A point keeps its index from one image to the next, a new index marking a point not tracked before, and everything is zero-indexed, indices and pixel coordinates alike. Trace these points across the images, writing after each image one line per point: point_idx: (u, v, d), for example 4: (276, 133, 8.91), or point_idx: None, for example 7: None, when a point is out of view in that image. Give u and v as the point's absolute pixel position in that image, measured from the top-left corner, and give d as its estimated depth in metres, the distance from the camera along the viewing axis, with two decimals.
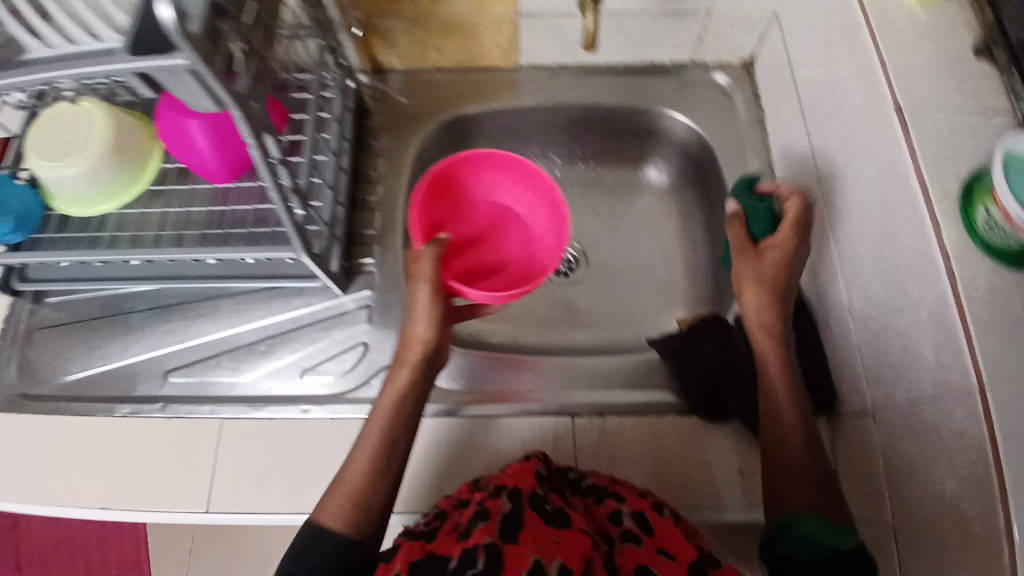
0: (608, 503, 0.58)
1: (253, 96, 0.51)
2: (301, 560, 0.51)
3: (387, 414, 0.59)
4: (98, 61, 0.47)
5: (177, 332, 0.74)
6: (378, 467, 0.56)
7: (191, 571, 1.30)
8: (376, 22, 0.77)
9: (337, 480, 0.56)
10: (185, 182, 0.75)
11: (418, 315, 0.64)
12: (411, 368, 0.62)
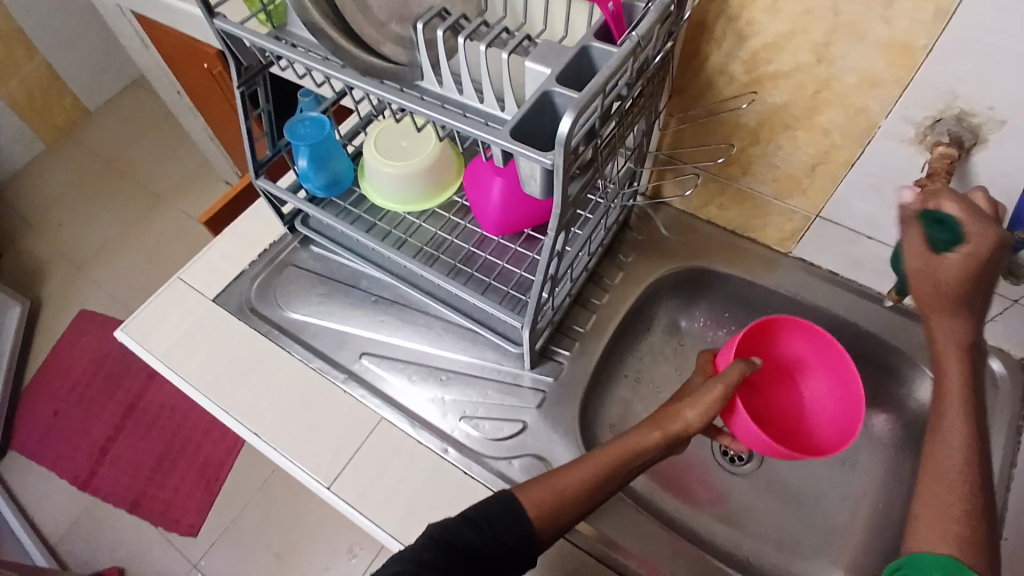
0: None
1: (574, 200, 0.59)
2: (488, 517, 0.58)
3: (614, 456, 0.63)
4: (483, 128, 0.55)
5: (386, 325, 0.82)
6: (584, 493, 0.61)
7: (258, 499, 1.44)
8: (678, 161, 0.83)
9: (551, 477, 0.61)
10: (461, 217, 0.85)
11: (696, 404, 0.65)
12: (660, 437, 0.64)
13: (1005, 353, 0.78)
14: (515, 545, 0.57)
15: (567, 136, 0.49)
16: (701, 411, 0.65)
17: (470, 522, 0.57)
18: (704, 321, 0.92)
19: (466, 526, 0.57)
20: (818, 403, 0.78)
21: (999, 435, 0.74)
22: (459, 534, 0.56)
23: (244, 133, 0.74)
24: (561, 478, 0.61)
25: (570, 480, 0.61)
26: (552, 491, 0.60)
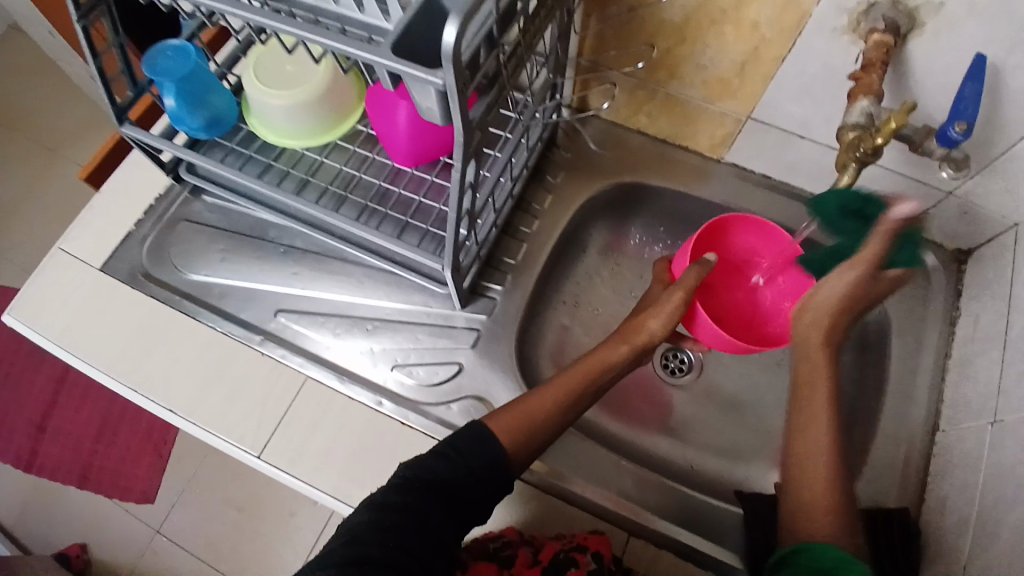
0: None
1: (480, 125, 0.52)
2: (460, 449, 0.54)
3: (582, 376, 0.61)
4: (358, 46, 0.46)
5: (301, 277, 0.76)
6: (556, 415, 0.59)
7: (212, 456, 1.40)
8: (601, 68, 0.75)
9: (521, 401, 0.59)
10: (369, 149, 0.76)
11: (660, 311, 0.63)
12: (627, 350, 0.63)
13: (934, 246, 0.79)
14: (490, 472, 0.54)
15: (452, 49, 0.41)
16: (665, 321, 0.62)
17: (441, 454, 0.53)
18: (641, 239, 0.88)
19: (436, 458, 0.53)
20: (761, 296, 0.77)
21: (928, 327, 0.76)
22: (429, 468, 0.53)
23: (95, 74, 0.63)
24: (531, 401, 0.59)
25: (540, 402, 0.59)
26: (524, 414, 0.58)
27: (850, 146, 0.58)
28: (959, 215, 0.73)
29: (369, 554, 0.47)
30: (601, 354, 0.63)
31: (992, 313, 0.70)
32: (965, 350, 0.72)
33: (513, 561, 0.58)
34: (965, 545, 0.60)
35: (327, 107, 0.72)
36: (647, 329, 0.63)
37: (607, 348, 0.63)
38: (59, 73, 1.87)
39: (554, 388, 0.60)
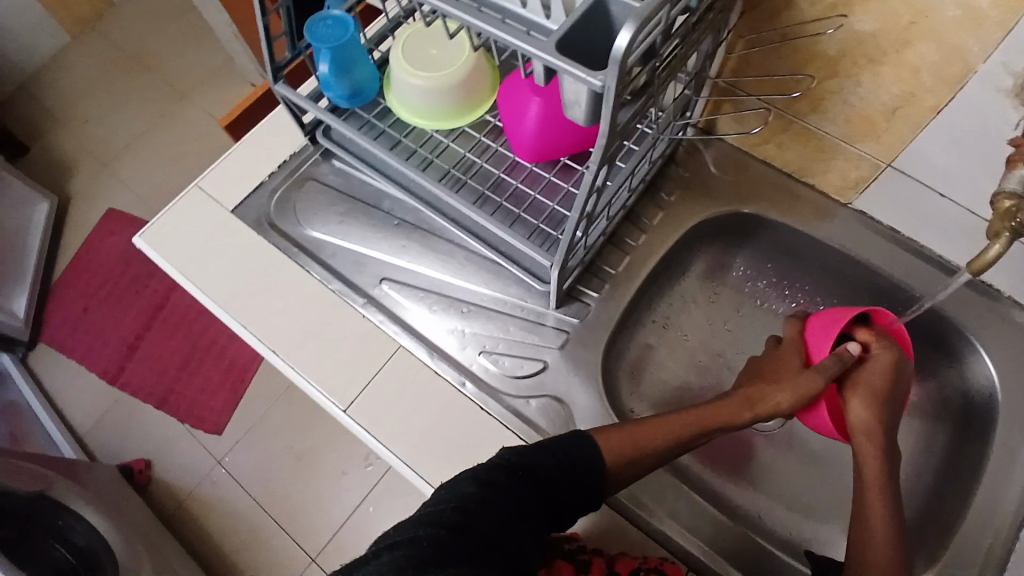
0: None
1: (623, 130, 0.53)
2: (569, 453, 0.56)
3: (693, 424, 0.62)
4: (526, 38, 0.48)
5: (408, 251, 0.78)
6: (661, 452, 0.60)
7: (280, 404, 1.48)
8: (738, 92, 0.74)
9: (633, 428, 0.60)
10: (493, 140, 0.78)
11: (791, 390, 0.63)
12: (749, 416, 0.64)
13: None
14: (587, 477, 0.55)
15: (623, 53, 0.43)
16: (794, 395, 0.63)
17: (549, 449, 0.55)
18: (742, 272, 0.87)
19: (544, 452, 0.55)
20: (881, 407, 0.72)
21: None
22: (536, 461, 0.54)
23: (261, 31, 0.68)
24: (647, 434, 0.60)
25: (655, 437, 0.60)
26: (637, 444, 0.59)
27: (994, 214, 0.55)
28: None
29: (474, 524, 0.47)
30: (720, 407, 0.64)
31: None
32: None
33: (589, 566, 0.59)
34: None
35: (465, 92, 0.75)
36: (772, 393, 0.64)
37: (728, 407, 0.64)
38: (202, 24, 2.00)
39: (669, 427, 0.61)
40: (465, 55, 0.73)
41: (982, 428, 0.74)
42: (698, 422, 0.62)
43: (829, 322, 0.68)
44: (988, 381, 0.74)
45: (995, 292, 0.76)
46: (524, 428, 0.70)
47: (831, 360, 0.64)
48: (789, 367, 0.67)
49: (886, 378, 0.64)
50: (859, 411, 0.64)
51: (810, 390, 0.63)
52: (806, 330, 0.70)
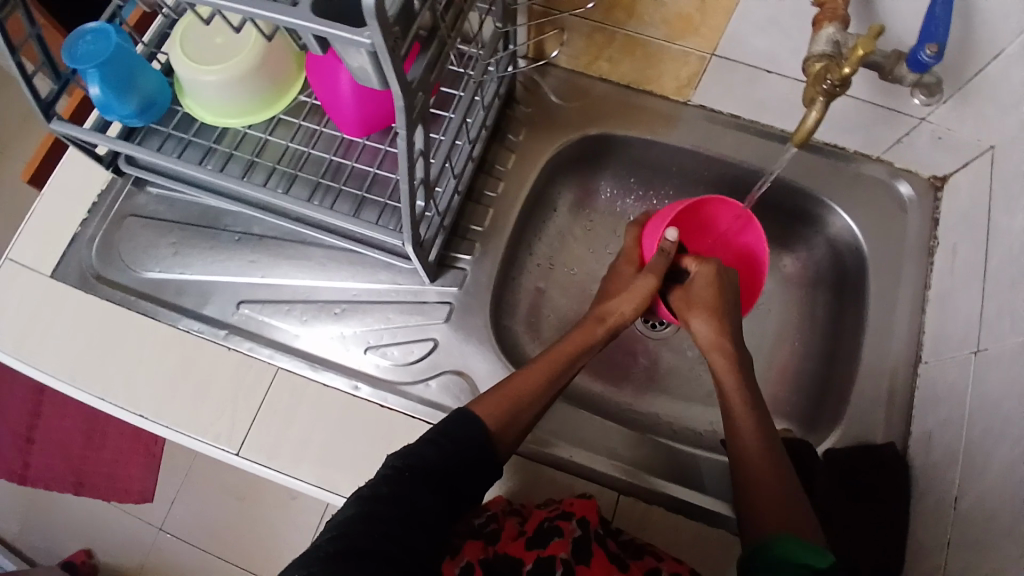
0: (645, 560, 0.55)
1: (422, 86, 0.48)
2: (449, 433, 0.54)
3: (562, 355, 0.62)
4: (276, 9, 0.42)
5: (260, 265, 0.73)
6: (541, 393, 0.59)
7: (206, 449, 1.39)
8: (558, 15, 0.71)
9: (510, 383, 0.59)
10: (316, 122, 0.73)
11: (629, 296, 0.68)
12: (602, 333, 0.66)
13: (912, 173, 0.79)
14: (477, 454, 0.54)
15: (374, 3, 0.37)
16: (633, 303, 0.68)
17: (431, 439, 0.53)
18: (609, 191, 0.87)
19: (427, 444, 0.53)
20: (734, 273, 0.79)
21: (908, 259, 0.76)
22: (418, 454, 0.52)
23: (16, 72, 0.58)
24: (519, 383, 0.59)
25: (527, 386, 0.59)
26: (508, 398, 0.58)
27: (820, 72, 0.52)
28: (934, 141, 0.72)
29: (355, 545, 0.46)
30: (579, 335, 0.65)
31: (970, 240, 0.70)
32: (946, 279, 0.72)
33: (497, 535, 0.57)
34: (952, 473, 0.61)
35: (267, 77, 0.67)
36: (614, 306, 0.68)
37: (583, 333, 0.65)
38: None
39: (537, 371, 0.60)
40: (253, 40, 0.65)
41: (857, 281, 0.78)
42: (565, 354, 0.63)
43: (659, 224, 0.72)
44: (852, 238, 0.78)
45: (842, 151, 0.80)
46: (428, 411, 0.67)
47: (659, 258, 0.69)
48: (626, 273, 0.72)
49: (711, 288, 0.68)
50: (701, 327, 0.67)
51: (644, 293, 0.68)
52: (643, 234, 0.74)
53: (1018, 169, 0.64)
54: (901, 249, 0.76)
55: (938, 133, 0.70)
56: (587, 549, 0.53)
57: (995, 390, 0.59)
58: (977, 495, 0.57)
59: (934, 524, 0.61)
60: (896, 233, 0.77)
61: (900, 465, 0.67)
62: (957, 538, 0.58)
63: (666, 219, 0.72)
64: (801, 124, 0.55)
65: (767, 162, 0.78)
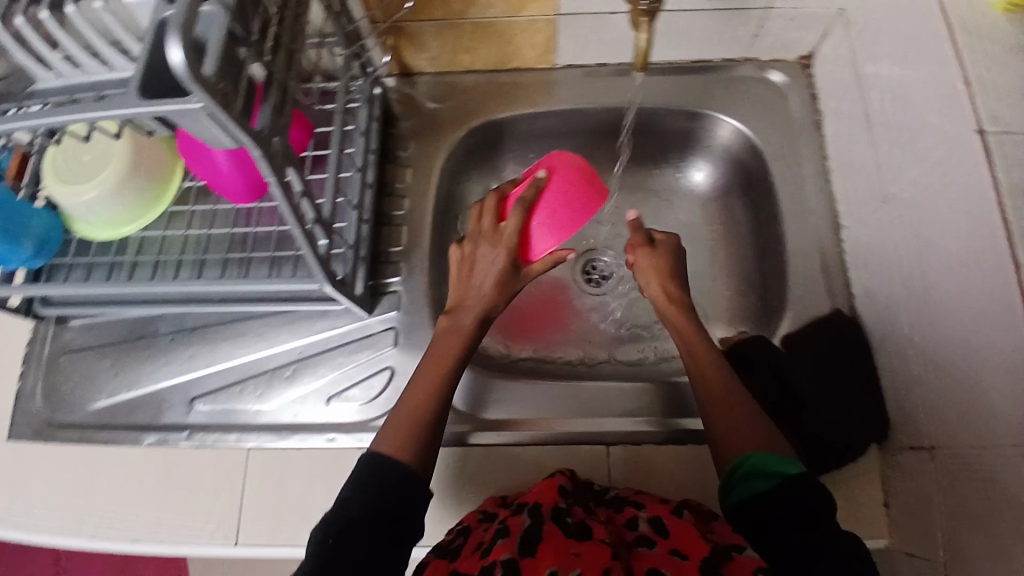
0: (627, 512, 0.59)
1: (277, 129, 0.52)
2: (363, 486, 0.54)
3: (448, 357, 0.62)
4: (106, 106, 0.43)
5: (201, 357, 0.73)
6: (434, 402, 0.60)
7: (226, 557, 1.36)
8: (407, 26, 0.74)
9: (401, 412, 0.59)
10: (209, 203, 0.74)
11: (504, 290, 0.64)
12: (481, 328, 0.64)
13: (781, 62, 0.82)
14: (400, 498, 0.54)
15: (185, 66, 0.40)
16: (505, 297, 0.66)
17: (348, 498, 0.53)
18: (514, 173, 0.89)
19: (347, 505, 0.52)
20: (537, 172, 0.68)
21: (800, 136, 0.79)
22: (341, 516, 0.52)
23: None
24: (409, 406, 0.59)
25: (417, 412, 0.59)
26: (408, 427, 0.58)
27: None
28: (785, 23, 0.75)
29: None
30: (453, 336, 0.63)
31: (847, 102, 0.73)
32: (838, 144, 0.75)
33: (461, 551, 0.56)
34: (899, 314, 0.64)
35: (148, 175, 0.68)
36: (485, 302, 0.64)
37: (451, 331, 0.64)
38: None
39: (426, 388, 0.60)
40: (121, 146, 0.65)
41: (762, 174, 0.81)
42: (446, 355, 0.62)
43: (553, 218, 0.63)
44: (745, 136, 0.81)
45: (709, 64, 0.83)
46: None
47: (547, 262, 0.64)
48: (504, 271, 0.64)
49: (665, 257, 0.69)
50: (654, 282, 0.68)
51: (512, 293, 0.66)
52: (532, 220, 0.63)
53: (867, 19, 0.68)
54: (790, 130, 0.79)
55: (788, 16, 0.74)
56: (537, 535, 0.53)
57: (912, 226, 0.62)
58: (927, 325, 0.60)
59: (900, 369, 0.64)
60: (784, 119, 0.80)
61: (852, 329, 0.70)
62: (925, 372, 0.60)
63: (562, 212, 0.63)
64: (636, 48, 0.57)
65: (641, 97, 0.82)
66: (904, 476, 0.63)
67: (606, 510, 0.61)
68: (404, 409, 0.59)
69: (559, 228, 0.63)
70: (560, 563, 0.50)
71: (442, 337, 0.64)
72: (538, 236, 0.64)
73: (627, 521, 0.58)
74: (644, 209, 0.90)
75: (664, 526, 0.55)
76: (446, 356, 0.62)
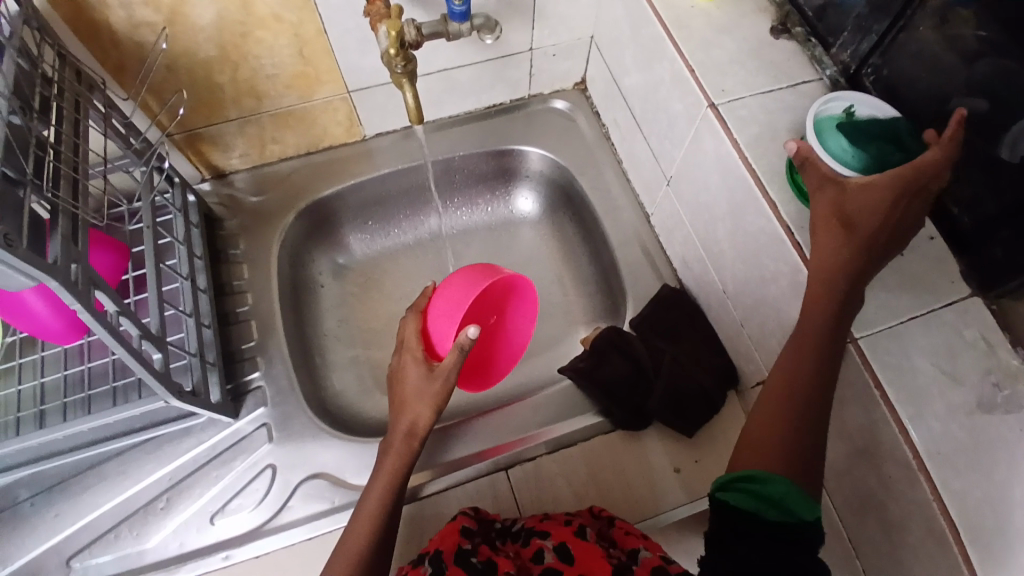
0: (534, 543, 0.57)
1: (74, 256, 0.51)
2: None
3: (385, 484, 0.59)
4: None
5: (64, 514, 0.67)
6: (377, 535, 0.56)
7: None
8: (202, 131, 0.78)
9: (340, 552, 0.56)
10: (36, 350, 0.71)
11: (427, 398, 0.61)
12: (418, 444, 0.61)
13: (562, 91, 0.94)
14: None
15: None
16: (432, 406, 0.60)
17: None
18: (358, 243, 0.93)
19: None
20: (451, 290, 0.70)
21: (595, 146, 0.90)
22: None
23: None
24: (349, 546, 0.56)
25: (363, 536, 0.56)
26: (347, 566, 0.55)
27: (388, 66, 0.63)
28: (550, 58, 0.86)
29: None
30: (391, 460, 0.60)
31: (620, 111, 0.85)
32: (624, 147, 0.86)
33: None
34: (710, 273, 0.74)
35: None
36: (415, 412, 0.61)
37: (390, 447, 0.61)
38: None
39: (366, 517, 0.57)
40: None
41: (573, 187, 0.90)
42: (384, 479, 0.59)
43: (446, 309, 0.64)
44: (550, 159, 0.90)
45: (502, 106, 0.92)
46: (307, 526, 0.66)
47: (455, 354, 0.58)
48: (421, 380, 0.61)
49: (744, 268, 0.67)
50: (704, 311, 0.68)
51: (438, 396, 0.61)
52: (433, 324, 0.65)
53: (613, 40, 0.81)
54: (585, 144, 0.90)
55: (550, 52, 0.85)
56: None
57: (693, 197, 0.73)
58: (731, 275, 0.69)
59: (725, 319, 0.73)
60: (577, 137, 0.91)
61: (684, 296, 0.78)
62: (742, 316, 0.69)
63: (452, 301, 0.64)
64: (408, 105, 0.65)
65: (452, 146, 0.89)
66: None
67: (513, 544, 0.58)
68: (343, 550, 0.56)
69: (454, 314, 0.63)
70: None
71: (379, 465, 0.61)
72: (441, 330, 0.64)
73: (535, 552, 0.56)
74: (488, 245, 0.96)
75: (569, 552, 0.54)
76: (386, 483, 0.59)
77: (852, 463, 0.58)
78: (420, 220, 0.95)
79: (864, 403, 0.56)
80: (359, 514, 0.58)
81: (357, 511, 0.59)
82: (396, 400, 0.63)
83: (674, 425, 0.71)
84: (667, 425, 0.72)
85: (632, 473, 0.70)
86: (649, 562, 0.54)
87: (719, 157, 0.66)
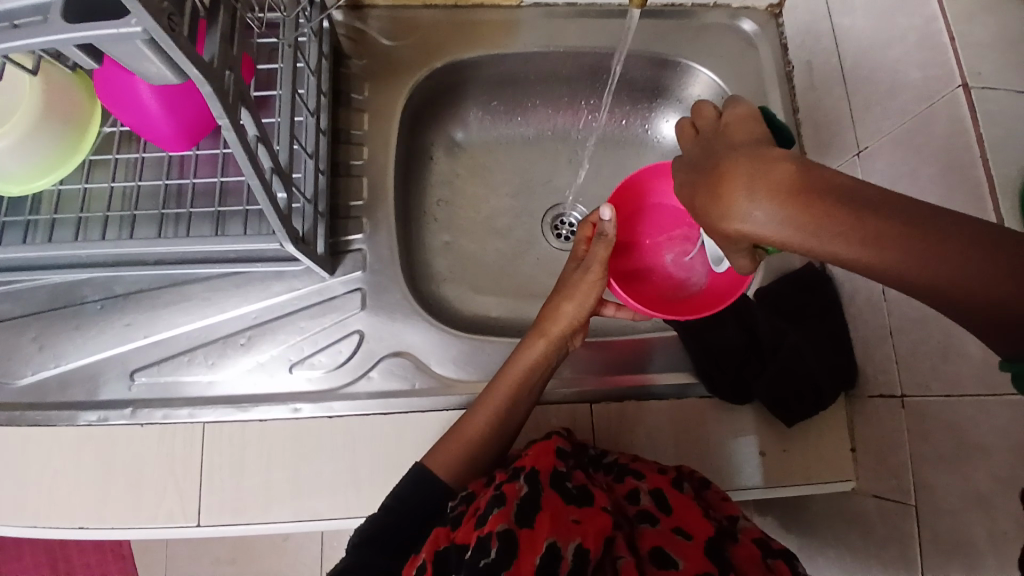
0: (628, 482, 0.58)
1: (228, 61, 0.44)
2: (404, 498, 0.55)
3: (517, 373, 0.62)
4: (22, 33, 0.35)
5: (139, 326, 0.65)
6: (497, 419, 0.60)
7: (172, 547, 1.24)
8: None
9: (461, 424, 0.60)
10: (134, 149, 0.66)
11: (575, 296, 0.64)
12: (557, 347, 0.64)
13: (753, 10, 0.80)
14: (433, 511, 0.56)
15: None
16: (580, 303, 0.64)
17: (386, 510, 0.55)
18: (477, 122, 0.85)
19: (384, 515, 0.55)
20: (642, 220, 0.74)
21: (770, 85, 0.78)
22: (371, 523, 0.55)
23: None
24: (468, 422, 0.60)
25: (487, 415, 0.60)
26: (462, 442, 0.59)
27: None
28: None
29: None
30: (525, 353, 0.63)
31: (820, 52, 0.73)
32: (808, 96, 0.75)
33: (463, 518, 0.53)
34: None
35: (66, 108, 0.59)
36: (569, 314, 0.64)
37: (526, 348, 0.63)
38: None
39: (493, 398, 0.61)
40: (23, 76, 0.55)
41: None
42: (518, 369, 0.62)
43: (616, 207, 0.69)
44: (715, 88, 0.79)
45: (679, 8, 0.80)
46: (381, 402, 0.64)
47: (603, 248, 0.63)
48: (580, 280, 0.64)
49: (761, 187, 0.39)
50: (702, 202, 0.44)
51: (590, 294, 0.63)
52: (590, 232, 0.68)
53: None
54: (760, 80, 0.78)
55: None
56: (536, 501, 0.52)
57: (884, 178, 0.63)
58: None
59: (865, 319, 0.67)
60: (754, 69, 0.79)
61: (822, 278, 0.72)
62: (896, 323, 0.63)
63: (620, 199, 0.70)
64: None
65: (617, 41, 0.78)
66: (869, 422, 0.66)
67: (604, 476, 0.60)
68: (465, 424, 0.60)
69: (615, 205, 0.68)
70: (560, 532, 0.50)
71: (512, 359, 0.63)
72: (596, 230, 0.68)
73: (627, 492, 0.58)
74: (613, 161, 0.87)
75: (665, 501, 0.56)
76: (519, 374, 0.62)
77: (969, 514, 0.54)
78: (551, 116, 0.86)
79: (1017, 457, 0.50)
80: (478, 402, 0.61)
81: (483, 391, 0.62)
82: (548, 298, 0.66)
83: (772, 411, 0.67)
84: (765, 408, 0.68)
85: (714, 444, 0.67)
86: (749, 531, 0.55)
87: (948, 143, 0.56)
